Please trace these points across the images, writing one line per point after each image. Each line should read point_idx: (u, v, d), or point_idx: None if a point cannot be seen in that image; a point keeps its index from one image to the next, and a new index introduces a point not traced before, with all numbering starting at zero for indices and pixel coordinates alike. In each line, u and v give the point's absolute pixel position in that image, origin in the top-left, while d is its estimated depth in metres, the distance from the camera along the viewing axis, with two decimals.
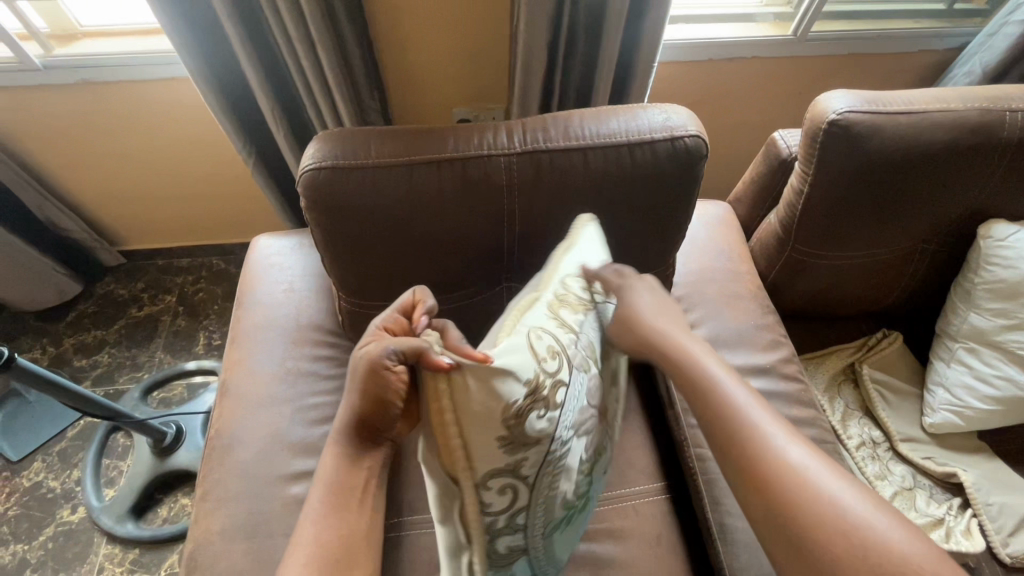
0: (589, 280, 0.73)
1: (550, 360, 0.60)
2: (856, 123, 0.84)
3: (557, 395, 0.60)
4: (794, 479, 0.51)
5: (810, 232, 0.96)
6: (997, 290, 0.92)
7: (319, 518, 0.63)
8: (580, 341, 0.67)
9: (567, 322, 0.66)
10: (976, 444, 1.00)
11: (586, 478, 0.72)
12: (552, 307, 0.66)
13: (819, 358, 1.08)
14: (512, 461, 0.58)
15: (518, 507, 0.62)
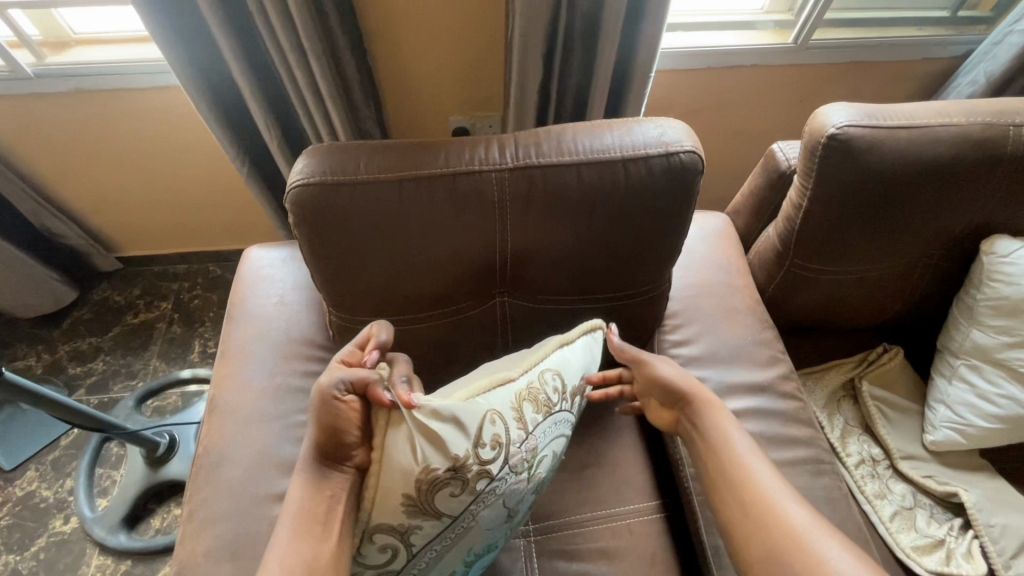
0: (564, 378, 0.77)
1: (489, 448, 0.67)
2: (855, 138, 0.82)
3: (477, 482, 0.66)
4: (778, 518, 0.66)
5: (808, 247, 0.94)
6: (999, 306, 0.90)
7: (281, 547, 0.58)
8: (528, 443, 0.71)
9: (524, 420, 0.71)
10: (978, 462, 0.99)
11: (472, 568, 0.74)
12: (516, 398, 0.71)
13: (818, 373, 1.06)
14: (409, 523, 0.64)
15: (393, 569, 0.66)
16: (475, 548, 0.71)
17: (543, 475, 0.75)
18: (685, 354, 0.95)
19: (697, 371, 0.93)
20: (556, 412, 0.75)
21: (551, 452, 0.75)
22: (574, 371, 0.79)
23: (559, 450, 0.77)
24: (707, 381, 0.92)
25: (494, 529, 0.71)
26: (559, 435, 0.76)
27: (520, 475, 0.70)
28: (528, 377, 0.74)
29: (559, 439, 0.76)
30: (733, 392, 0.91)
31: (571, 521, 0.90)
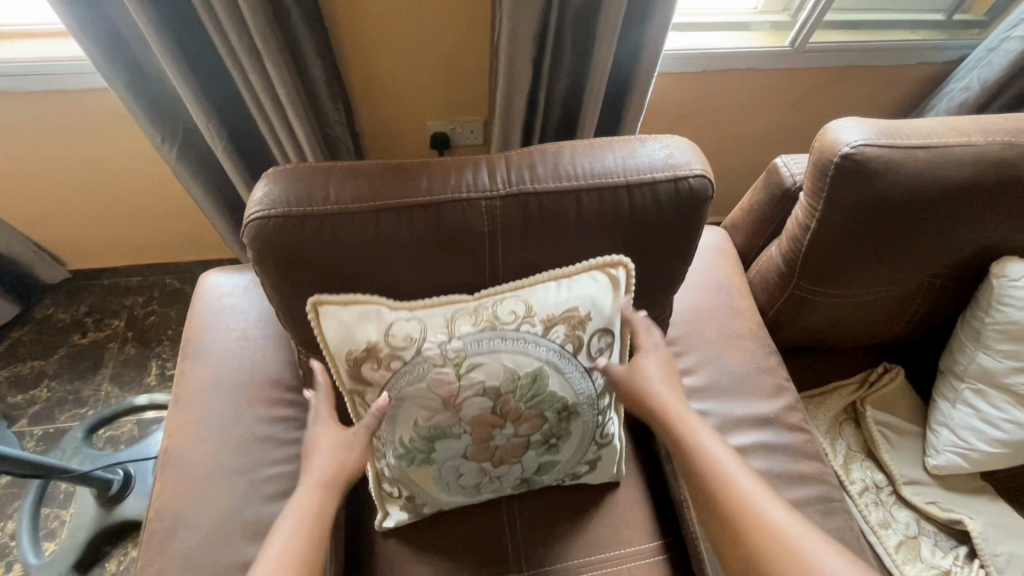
0: (530, 306, 0.70)
1: (396, 336, 0.67)
2: (870, 159, 0.77)
3: (390, 362, 0.68)
4: (760, 525, 0.59)
5: (814, 270, 0.89)
6: (1009, 331, 0.86)
7: (283, 545, 0.57)
8: (449, 343, 0.68)
9: (453, 327, 0.68)
10: (977, 485, 0.97)
11: (435, 455, 0.71)
12: (454, 310, 0.69)
13: (819, 394, 1.02)
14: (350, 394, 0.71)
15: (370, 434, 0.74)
16: (420, 425, 0.69)
17: (488, 381, 0.68)
18: (685, 385, 0.89)
19: (699, 404, 0.87)
20: (505, 331, 0.69)
21: (493, 362, 0.68)
22: (549, 302, 0.70)
23: (522, 369, 0.69)
24: (711, 415, 0.86)
25: (431, 411, 0.68)
26: (518, 353, 0.69)
27: (442, 365, 0.68)
28: (480, 299, 0.70)
29: (516, 357, 0.69)
30: (739, 426, 0.85)
31: (567, 566, 0.84)
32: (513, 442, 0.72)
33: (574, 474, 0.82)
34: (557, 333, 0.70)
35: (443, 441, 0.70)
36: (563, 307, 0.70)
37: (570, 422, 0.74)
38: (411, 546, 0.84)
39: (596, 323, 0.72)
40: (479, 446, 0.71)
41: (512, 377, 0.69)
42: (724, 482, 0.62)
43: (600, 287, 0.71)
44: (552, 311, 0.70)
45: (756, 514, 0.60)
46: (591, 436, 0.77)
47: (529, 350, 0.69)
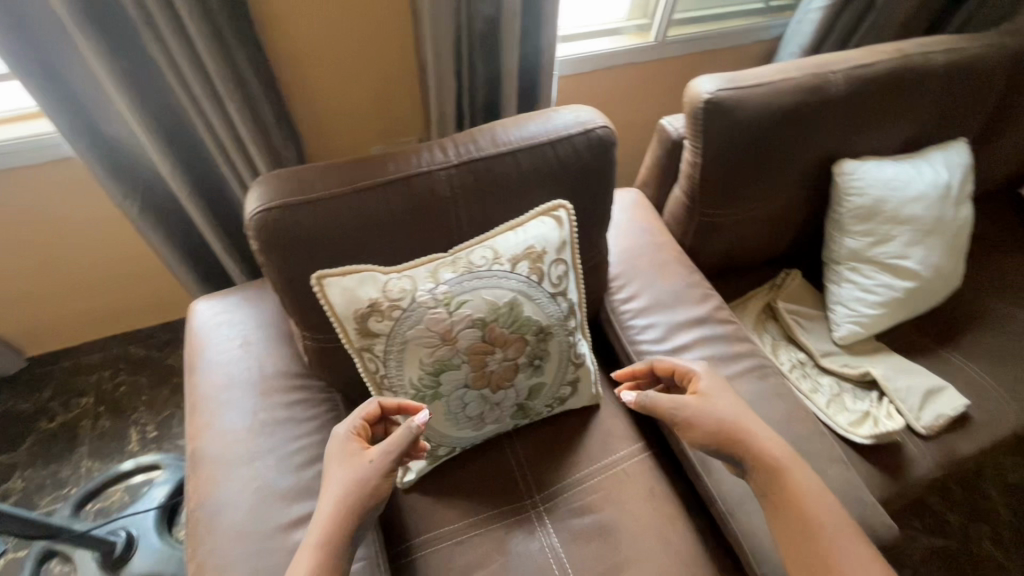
0: (496, 250, 0.82)
1: (391, 291, 0.77)
2: (725, 100, 1.00)
3: (391, 312, 0.77)
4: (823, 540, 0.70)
5: (710, 197, 1.12)
6: (860, 215, 1.11)
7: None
8: (437, 289, 0.78)
9: (437, 277, 0.79)
10: (872, 346, 1.21)
11: (441, 390, 0.81)
12: (435, 265, 0.80)
13: (740, 303, 1.23)
14: (359, 351, 0.80)
15: (383, 389, 0.83)
16: (425, 363, 0.79)
17: (475, 314, 0.79)
18: (634, 307, 1.07)
19: (648, 319, 1.05)
20: (480, 272, 0.81)
21: (477, 299, 0.80)
22: (509, 244, 0.83)
23: (500, 302, 0.81)
24: (659, 325, 1.04)
25: (432, 348, 0.78)
26: (496, 289, 0.81)
27: (434, 310, 0.78)
28: (455, 253, 0.82)
29: (494, 291, 0.81)
30: (682, 328, 1.04)
31: (572, 479, 0.97)
32: (505, 365, 0.84)
33: (561, 397, 0.96)
34: (523, 268, 0.83)
35: (449, 376, 0.80)
36: (522, 247, 0.83)
37: (546, 343, 0.86)
38: (434, 494, 0.94)
39: (551, 257, 0.85)
40: (478, 374, 0.82)
41: (494, 309, 0.80)
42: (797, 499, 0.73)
43: (548, 227, 0.85)
44: (515, 252, 0.83)
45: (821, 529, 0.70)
46: (566, 355, 0.91)
47: (505, 286, 0.81)
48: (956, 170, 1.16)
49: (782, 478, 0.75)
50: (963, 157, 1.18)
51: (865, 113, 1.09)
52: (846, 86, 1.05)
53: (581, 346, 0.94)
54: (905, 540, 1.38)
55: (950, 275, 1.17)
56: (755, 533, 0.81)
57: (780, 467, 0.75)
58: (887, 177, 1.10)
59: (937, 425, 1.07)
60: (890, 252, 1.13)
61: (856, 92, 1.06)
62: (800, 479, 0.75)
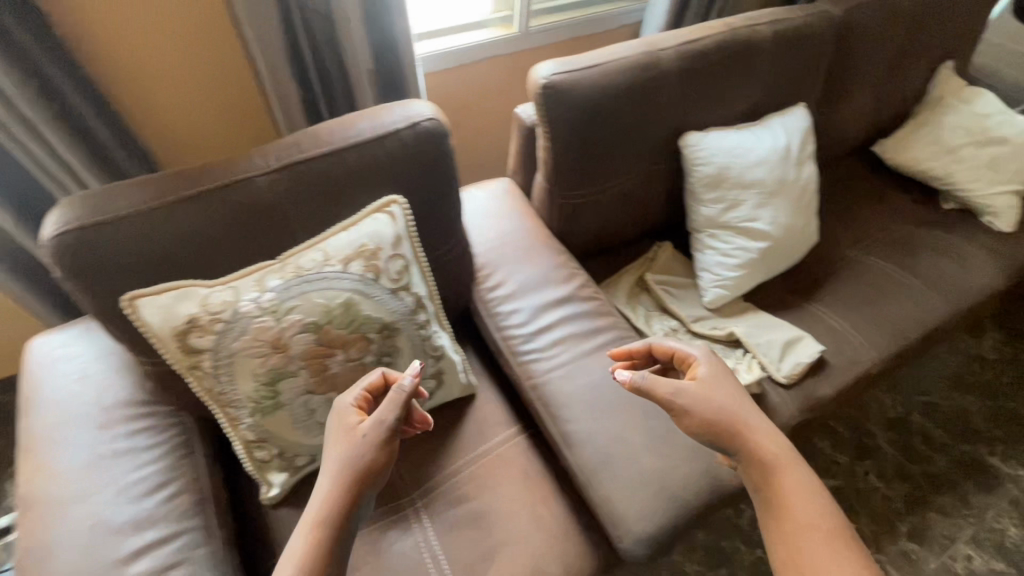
0: (325, 251, 0.81)
1: (212, 305, 0.75)
2: (561, 83, 1.03)
3: (213, 325, 0.75)
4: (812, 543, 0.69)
5: (567, 180, 1.14)
6: (709, 183, 1.16)
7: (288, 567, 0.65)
8: (262, 298, 0.77)
9: (263, 285, 0.78)
10: (739, 307, 1.27)
11: (281, 399, 0.80)
12: (260, 273, 0.78)
13: (614, 279, 1.27)
14: (188, 370, 0.77)
15: (224, 405, 0.80)
16: (259, 373, 0.77)
17: (305, 318, 0.78)
18: (500, 294, 1.08)
19: (513, 304, 1.07)
20: (309, 275, 0.79)
21: (306, 303, 0.78)
22: (340, 244, 0.82)
23: (334, 303, 0.80)
24: (523, 309, 1.06)
25: (263, 358, 0.77)
26: (328, 291, 0.80)
27: (260, 319, 0.76)
28: (284, 259, 0.80)
29: (325, 293, 0.79)
30: (546, 309, 1.06)
31: (447, 471, 0.98)
32: (349, 366, 0.83)
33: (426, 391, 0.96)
34: (356, 268, 0.82)
35: (287, 384, 0.79)
36: (353, 246, 0.82)
37: (393, 340, 0.86)
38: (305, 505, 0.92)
39: (387, 252, 0.85)
40: (319, 379, 0.81)
41: (326, 311, 0.79)
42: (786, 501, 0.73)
43: (381, 223, 0.85)
44: (346, 252, 0.82)
45: (807, 529, 0.70)
46: (421, 349, 0.91)
47: (337, 288, 0.80)
48: (794, 133, 1.23)
49: (774, 476, 0.75)
50: (801, 120, 1.26)
51: (701, 86, 1.15)
52: (677, 62, 1.10)
53: (439, 337, 0.95)
54: None
55: (800, 232, 1.25)
56: (609, 498, 0.84)
57: (773, 465, 0.75)
58: (728, 145, 1.16)
59: (795, 373, 1.14)
60: (741, 216, 1.18)
61: (688, 67, 1.11)
62: (791, 480, 0.74)
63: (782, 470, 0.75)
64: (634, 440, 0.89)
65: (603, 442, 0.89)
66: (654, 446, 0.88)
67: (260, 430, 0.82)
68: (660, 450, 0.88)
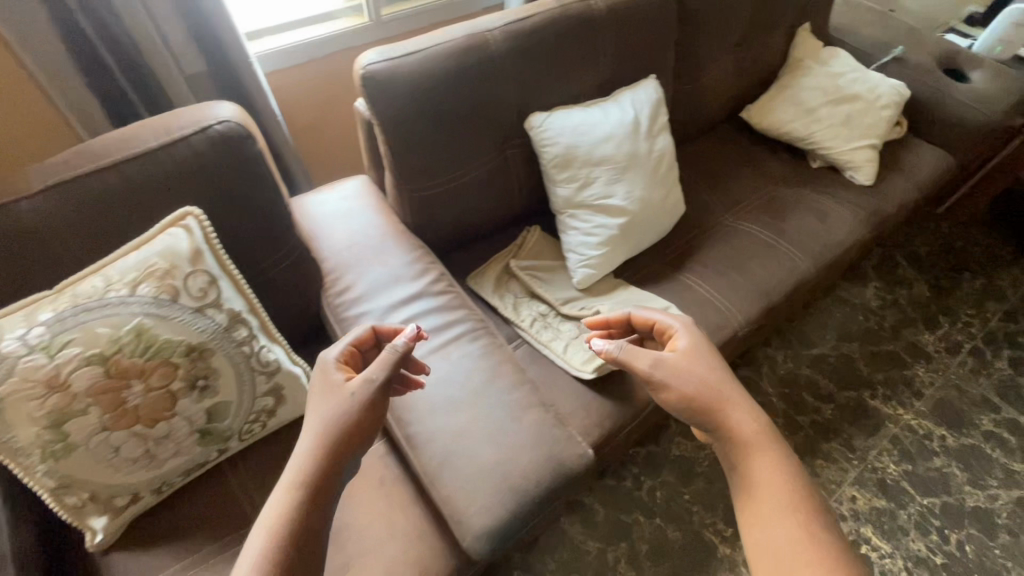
0: (109, 276, 0.75)
1: None
2: (381, 72, 0.98)
3: None
4: (772, 519, 0.69)
5: (412, 173, 1.10)
6: (559, 163, 1.15)
7: (273, 518, 0.65)
8: (30, 334, 0.70)
9: (31, 319, 0.71)
10: (610, 284, 1.27)
11: (75, 439, 0.74)
12: (29, 307, 0.72)
13: (482, 267, 1.25)
14: None
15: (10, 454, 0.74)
16: (38, 416, 0.71)
17: (86, 350, 0.72)
18: (348, 297, 1.04)
19: (362, 307, 1.02)
20: (88, 303, 0.73)
21: (87, 334, 0.72)
22: (127, 266, 0.76)
23: (122, 330, 0.74)
24: (371, 311, 1.02)
25: (39, 399, 0.71)
26: (113, 318, 0.74)
27: (29, 358, 0.70)
28: (60, 289, 0.74)
29: (109, 320, 0.73)
30: (395, 309, 1.02)
31: None
32: (152, 395, 0.77)
33: (265, 409, 0.91)
34: (147, 289, 0.76)
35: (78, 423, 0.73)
36: (142, 266, 0.76)
37: (206, 361, 0.81)
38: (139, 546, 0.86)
39: (185, 269, 0.79)
40: (116, 413, 0.75)
41: (113, 340, 0.73)
42: (753, 478, 0.73)
43: (176, 238, 0.79)
44: (134, 274, 0.76)
45: (767, 505, 0.70)
46: (246, 367, 0.86)
47: (124, 314, 0.74)
48: (643, 106, 1.23)
49: (745, 456, 0.75)
50: (652, 93, 1.26)
51: (540, 65, 1.12)
52: (507, 42, 1.07)
53: (270, 351, 0.89)
54: (697, 451, 1.48)
55: (661, 204, 1.26)
56: (450, 497, 0.82)
57: (747, 444, 0.76)
58: (573, 124, 1.15)
59: None
60: (596, 194, 1.18)
61: (520, 47, 1.09)
62: (762, 466, 0.74)
63: (753, 451, 0.75)
64: (478, 434, 0.87)
65: (447, 438, 0.87)
66: (497, 438, 0.87)
67: (54, 476, 0.75)
68: (503, 440, 0.87)
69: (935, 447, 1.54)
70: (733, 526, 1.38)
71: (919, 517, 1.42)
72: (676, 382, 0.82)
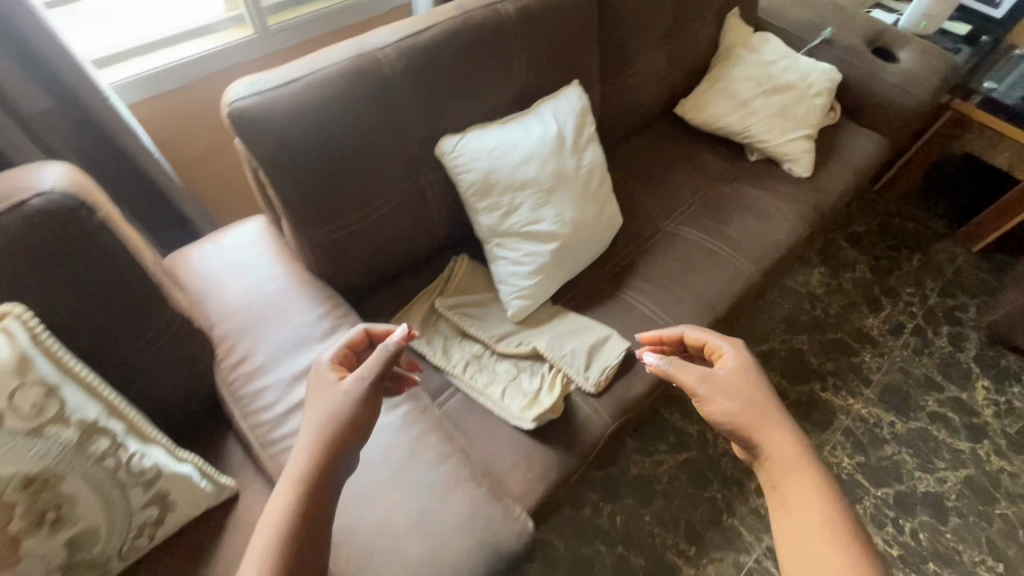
0: None
1: None
2: (253, 107, 0.83)
3: None
4: (810, 542, 0.68)
5: (309, 217, 0.96)
6: (478, 191, 1.04)
7: (274, 519, 0.66)
8: None
9: None
10: (548, 312, 1.18)
11: None
12: None
13: (405, 308, 1.13)
14: None
15: None
16: None
17: None
18: (245, 370, 0.90)
19: (261, 381, 0.89)
20: None
21: None
22: None
23: None
24: (272, 386, 0.88)
25: None
26: None
27: None
28: None
29: None
30: (300, 380, 0.89)
31: None
32: None
33: (148, 522, 0.77)
34: None
35: None
36: None
37: (55, 489, 0.67)
38: None
39: (9, 384, 0.64)
40: None
41: None
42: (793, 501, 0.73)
43: None
44: None
45: (808, 531, 0.69)
46: (112, 483, 0.72)
47: None
48: (567, 118, 1.13)
49: (784, 479, 0.75)
50: (576, 101, 1.15)
51: (445, 83, 1.00)
52: (401, 60, 0.94)
53: (144, 456, 0.75)
54: (654, 468, 1.44)
55: (595, 223, 1.16)
56: None
57: (788, 470, 0.75)
58: (490, 145, 1.03)
59: (604, 378, 1.06)
60: (523, 220, 1.07)
61: (419, 65, 0.96)
62: (803, 490, 0.73)
63: (798, 477, 0.74)
64: (399, 524, 0.76)
65: (364, 534, 0.76)
66: (422, 528, 0.76)
67: None
68: (430, 528, 0.77)
69: (885, 434, 1.55)
70: (696, 544, 1.34)
71: (873, 510, 1.43)
72: (713, 397, 0.83)
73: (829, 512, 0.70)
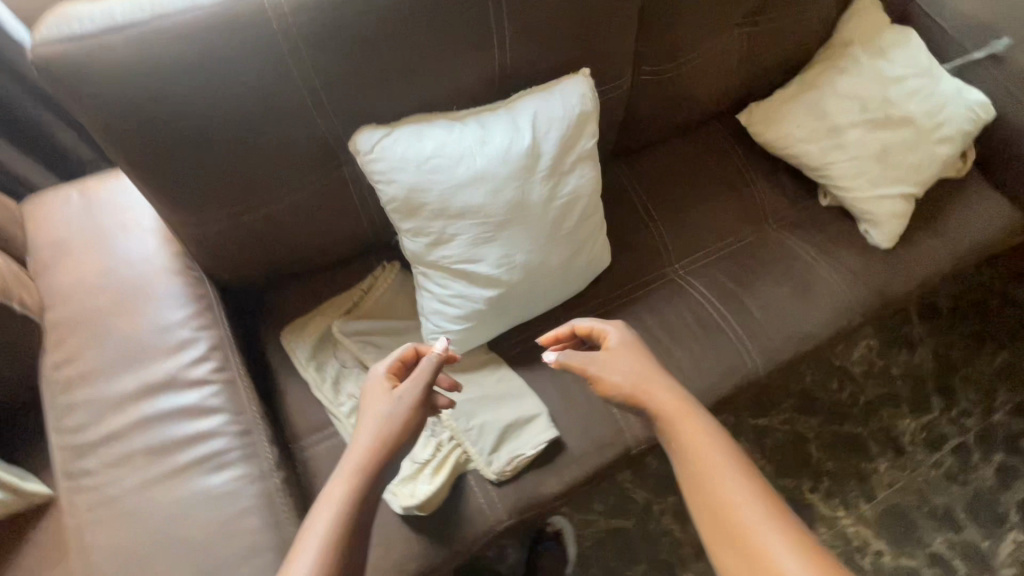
0: None
1: None
2: (60, 60, 0.58)
3: None
4: (726, 506, 0.61)
5: (171, 202, 0.74)
6: (399, 208, 0.78)
7: (320, 530, 0.59)
8: None
9: None
10: (473, 360, 0.95)
11: None
12: None
13: (304, 317, 0.93)
14: None
15: None
16: None
17: None
18: (65, 375, 0.75)
19: (78, 394, 0.74)
20: None
21: None
22: None
23: None
24: (87, 405, 0.73)
25: None
26: None
27: None
28: None
29: None
30: (121, 406, 0.73)
31: None
32: None
33: None
34: None
35: None
36: None
37: None
38: None
39: None
40: None
41: None
42: (696, 467, 0.65)
43: None
44: None
45: (722, 494, 0.62)
46: None
47: None
48: (552, 125, 0.81)
49: (679, 439, 0.68)
50: (576, 102, 0.82)
51: (370, 53, 0.70)
52: (300, 15, 0.64)
53: None
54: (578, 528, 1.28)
55: (558, 271, 0.88)
56: None
57: (679, 428, 0.68)
58: (423, 153, 0.76)
59: (509, 469, 0.86)
60: (453, 255, 0.82)
61: (332, 23, 0.66)
62: (705, 452, 0.66)
63: (691, 434, 0.67)
64: None
65: None
66: None
67: None
68: None
69: (864, 564, 1.30)
70: None
71: None
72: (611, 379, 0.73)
73: (727, 459, 0.65)
